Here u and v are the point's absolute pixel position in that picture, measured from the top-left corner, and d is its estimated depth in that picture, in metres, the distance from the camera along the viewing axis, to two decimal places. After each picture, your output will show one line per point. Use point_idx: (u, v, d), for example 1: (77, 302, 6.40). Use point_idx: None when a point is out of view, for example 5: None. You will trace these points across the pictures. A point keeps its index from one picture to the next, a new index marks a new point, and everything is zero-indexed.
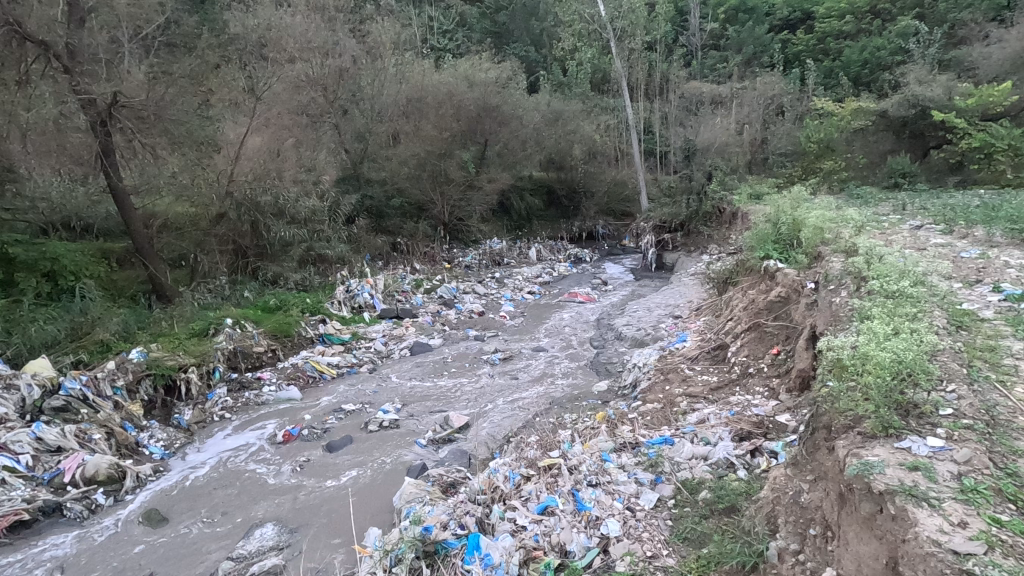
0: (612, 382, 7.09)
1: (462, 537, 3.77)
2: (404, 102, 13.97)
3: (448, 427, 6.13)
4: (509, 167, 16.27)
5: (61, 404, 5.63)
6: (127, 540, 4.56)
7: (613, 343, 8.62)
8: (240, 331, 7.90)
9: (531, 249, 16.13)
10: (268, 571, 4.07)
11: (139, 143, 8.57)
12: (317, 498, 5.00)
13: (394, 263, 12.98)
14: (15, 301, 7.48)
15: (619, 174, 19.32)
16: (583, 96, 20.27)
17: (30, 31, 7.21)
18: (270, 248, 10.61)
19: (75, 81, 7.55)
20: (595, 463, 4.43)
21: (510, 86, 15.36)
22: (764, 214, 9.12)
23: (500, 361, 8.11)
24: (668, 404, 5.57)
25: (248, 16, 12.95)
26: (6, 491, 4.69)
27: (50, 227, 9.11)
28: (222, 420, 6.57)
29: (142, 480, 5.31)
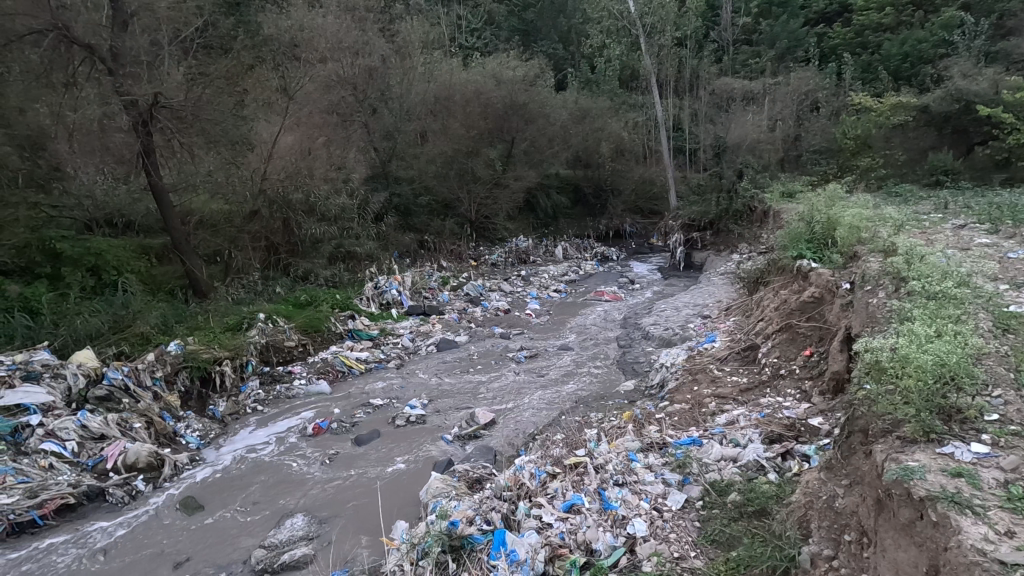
0: (639, 382, 7.03)
1: (487, 533, 3.79)
2: (432, 100, 14.27)
3: (474, 423, 6.17)
4: (536, 164, 16.26)
5: (105, 393, 5.85)
6: (165, 526, 4.72)
7: (640, 342, 8.53)
8: (272, 325, 8.10)
9: (557, 248, 16.08)
10: (298, 560, 4.16)
11: (178, 142, 8.73)
12: (346, 491, 5.09)
13: (421, 261, 13.09)
14: (62, 294, 7.81)
15: (647, 172, 19.13)
16: (611, 94, 20.14)
17: (77, 35, 7.45)
18: (301, 245, 10.83)
19: (119, 83, 7.69)
20: (622, 462, 4.41)
21: (537, 83, 15.38)
22: (798, 212, 8.91)
23: (526, 359, 8.11)
24: (696, 404, 5.49)
25: (282, 17, 13.20)
26: (53, 476, 4.92)
27: (93, 224, 9.46)
28: (255, 411, 6.75)
29: (179, 469, 5.49)
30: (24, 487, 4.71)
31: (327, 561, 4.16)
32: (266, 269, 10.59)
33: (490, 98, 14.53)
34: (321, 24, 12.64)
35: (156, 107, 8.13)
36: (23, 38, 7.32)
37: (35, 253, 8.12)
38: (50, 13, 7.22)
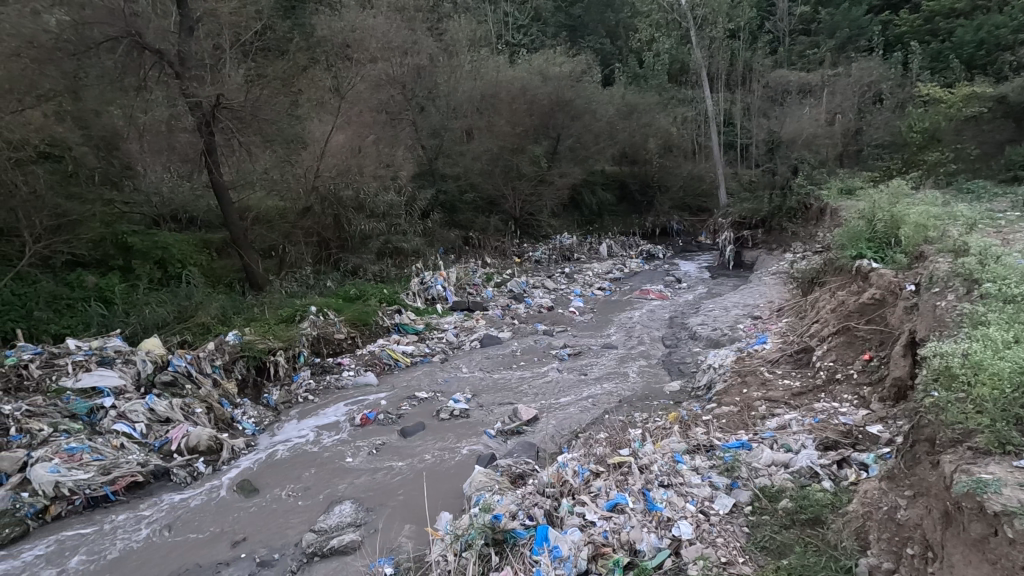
0: (685, 383, 6.89)
1: (530, 528, 3.80)
2: (479, 98, 14.19)
3: (516, 419, 6.20)
4: (581, 161, 16.20)
5: (170, 379, 6.21)
6: (223, 506, 4.96)
7: (687, 343, 8.36)
8: (323, 318, 8.37)
9: (602, 245, 15.92)
10: (346, 546, 4.30)
11: (237, 141, 9.09)
12: (393, 480, 5.22)
13: (466, 257, 13.24)
14: (132, 285, 8.32)
15: (696, 169, 18.74)
16: (660, 88, 19.81)
17: (148, 41, 7.82)
18: (351, 241, 11.13)
19: (185, 85, 8.09)
20: (668, 463, 4.34)
21: (583, 79, 15.29)
22: (858, 209, 8.51)
23: (569, 357, 8.07)
24: (746, 407, 5.34)
25: (335, 19, 13.37)
26: (123, 454, 5.25)
27: (160, 219, 10.04)
28: (306, 400, 7.00)
29: (236, 453, 5.76)
30: (98, 465, 5.03)
31: (373, 548, 4.28)
32: (318, 264, 10.94)
33: (536, 95, 14.50)
34: (372, 23, 12.64)
35: (218, 108, 8.50)
36: (100, 45, 7.67)
37: (109, 246, 8.72)
38: (123, 21, 7.57)
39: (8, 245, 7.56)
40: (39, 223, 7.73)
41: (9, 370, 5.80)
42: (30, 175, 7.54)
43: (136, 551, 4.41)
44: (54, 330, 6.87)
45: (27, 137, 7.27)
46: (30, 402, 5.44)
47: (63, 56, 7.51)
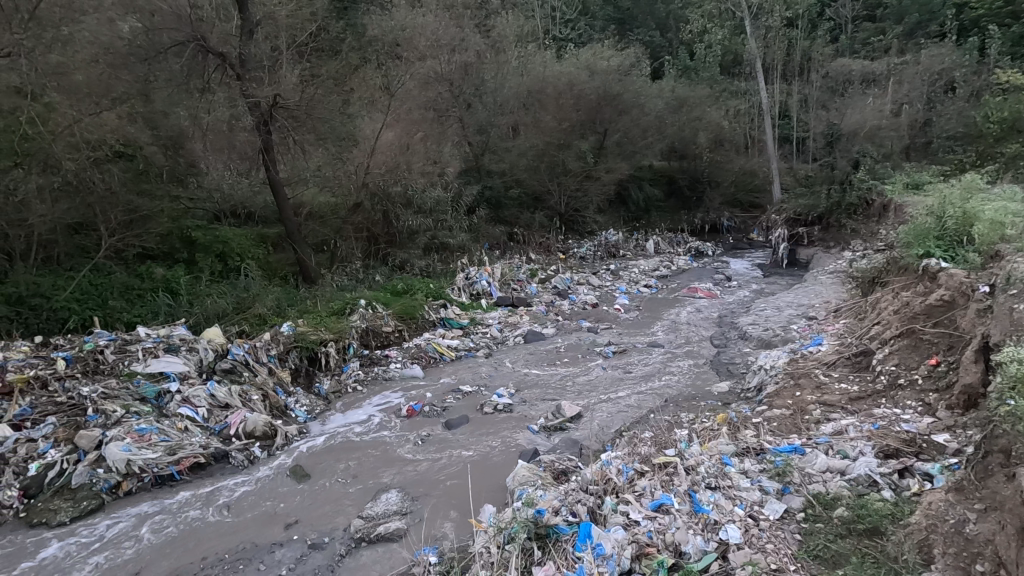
0: (734, 384, 6.70)
1: (574, 525, 3.80)
2: (525, 93, 14.20)
3: (560, 415, 6.18)
4: (628, 156, 15.98)
5: (229, 366, 6.54)
6: (278, 490, 5.18)
7: (737, 342, 8.12)
8: (372, 311, 8.60)
9: (649, 242, 15.65)
10: (393, 533, 4.42)
11: (293, 139, 9.43)
12: (439, 471, 5.32)
13: (510, 253, 13.29)
14: (195, 277, 8.78)
15: (749, 164, 18.23)
16: (712, 81, 19.32)
17: (212, 45, 8.23)
18: (399, 236, 11.37)
19: (246, 86, 8.48)
20: (715, 466, 4.24)
21: (632, 73, 15.07)
22: (926, 205, 8.05)
23: (614, 355, 8.00)
24: (799, 411, 5.14)
25: (386, 18, 13.65)
26: (188, 437, 5.57)
27: (221, 215, 10.55)
28: (355, 390, 7.21)
29: (290, 439, 6.00)
30: (165, 446, 5.35)
31: (418, 538, 4.38)
32: (367, 259, 11.23)
33: (584, 90, 14.38)
34: (421, 23, 12.81)
35: (275, 107, 8.87)
36: (168, 49, 8.13)
37: (176, 240, 9.26)
38: (190, 26, 7.99)
39: (86, 239, 8.26)
40: (114, 219, 8.38)
41: (87, 355, 6.23)
42: (106, 173, 8.19)
43: (199, 528, 4.66)
44: (127, 318, 7.34)
45: (104, 137, 7.90)
46: (105, 385, 5.83)
47: (136, 61, 8.06)
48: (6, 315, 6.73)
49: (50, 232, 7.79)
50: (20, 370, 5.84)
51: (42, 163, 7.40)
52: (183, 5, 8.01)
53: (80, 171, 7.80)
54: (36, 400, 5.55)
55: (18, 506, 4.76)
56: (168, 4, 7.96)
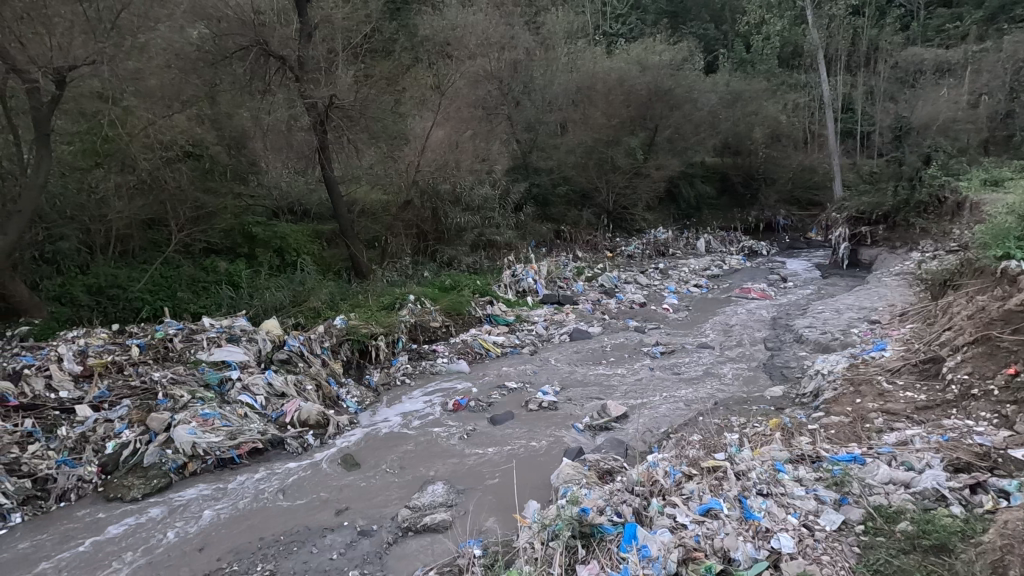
0: (788, 389, 6.44)
1: (618, 525, 3.77)
2: (574, 90, 14.11)
3: (606, 415, 6.13)
4: (679, 152, 15.62)
5: (285, 357, 6.83)
6: (329, 477, 5.35)
7: (792, 345, 7.82)
8: (420, 306, 8.76)
9: (699, 240, 15.28)
10: (438, 524, 4.50)
11: (347, 139, 9.70)
12: (484, 465, 5.38)
13: (557, 250, 13.27)
14: (255, 271, 9.18)
15: (808, 159, 17.47)
16: (769, 74, 18.64)
17: (273, 48, 8.58)
18: (447, 233, 11.52)
19: (303, 87, 8.77)
20: (768, 472, 4.11)
21: (684, 67, 14.76)
22: (1006, 203, 7.53)
23: (661, 355, 7.86)
24: (859, 419, 4.90)
25: (437, 18, 13.83)
26: (246, 422, 5.85)
27: (279, 211, 11.00)
28: (403, 383, 7.38)
29: (341, 429, 6.21)
30: (226, 430, 5.64)
31: (462, 531, 4.46)
32: (416, 255, 11.43)
33: (635, 86, 14.14)
34: (472, 22, 13.06)
35: (331, 107, 9.13)
36: (233, 54, 8.60)
37: (237, 236, 9.72)
38: (253, 31, 8.39)
39: (158, 234, 8.94)
40: (183, 214, 9.04)
41: (157, 343, 6.66)
42: (177, 172, 8.80)
43: (256, 510, 4.88)
44: (193, 309, 7.78)
45: (174, 138, 8.56)
46: (173, 370, 6.22)
47: (204, 65, 8.50)
48: (88, 303, 7.32)
49: (126, 227, 8.55)
50: (99, 355, 6.30)
51: (120, 163, 8.23)
52: (246, 11, 8.49)
53: (153, 170, 8.48)
54: (112, 383, 5.97)
55: (96, 481, 5.14)
56: (233, 10, 8.38)
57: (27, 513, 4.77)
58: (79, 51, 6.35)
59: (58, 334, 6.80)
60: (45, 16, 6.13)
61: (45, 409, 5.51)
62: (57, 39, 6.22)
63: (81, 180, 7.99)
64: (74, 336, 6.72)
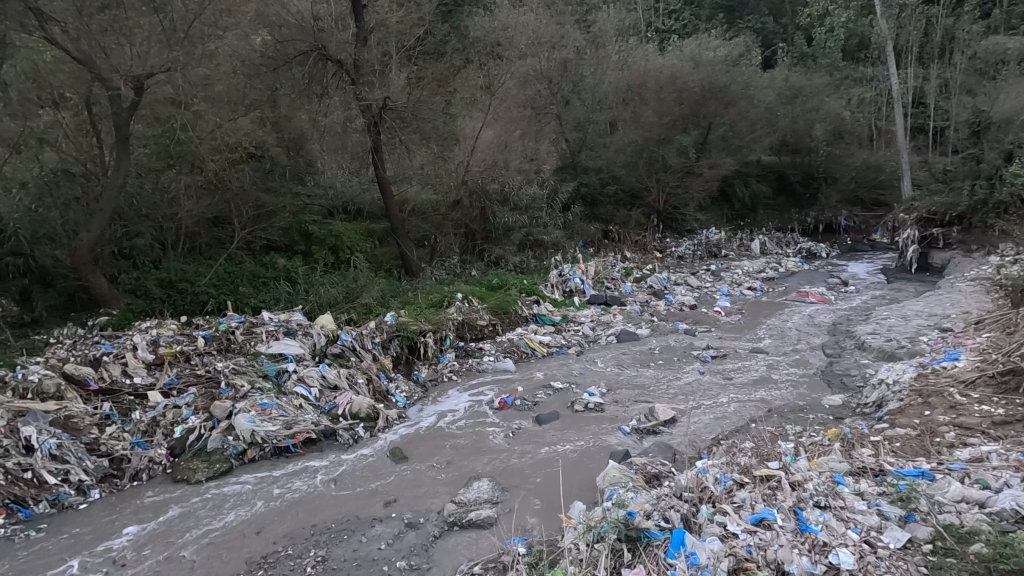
0: (848, 398, 6.14)
1: (666, 530, 3.69)
2: (625, 88, 13.93)
3: (653, 418, 6.02)
4: (734, 151, 15.15)
5: (339, 350, 7.08)
6: (378, 469, 5.50)
7: (853, 352, 7.47)
8: (468, 305, 8.85)
9: (754, 242, 14.79)
10: (483, 521, 4.55)
11: (399, 139, 9.94)
12: (531, 464, 5.39)
13: (605, 251, 13.15)
14: (311, 267, 9.54)
15: (874, 157, 16.58)
16: (832, 67, 17.81)
17: (331, 53, 8.95)
18: (495, 232, 11.65)
19: (359, 90, 9.06)
20: (826, 484, 3.95)
21: (740, 63, 14.32)
22: None
23: (712, 359, 7.64)
24: (927, 432, 4.63)
25: (488, 19, 13.92)
26: (302, 413, 6.09)
27: (332, 211, 11.13)
28: (450, 380, 7.49)
29: (390, 423, 6.37)
30: (282, 420, 5.88)
31: (507, 528, 4.49)
32: (464, 254, 11.59)
33: (688, 83, 13.81)
34: (523, 22, 13.01)
35: (385, 109, 9.41)
36: (294, 59, 8.98)
37: (295, 234, 10.12)
38: (312, 37, 8.74)
39: (223, 232, 9.41)
40: (245, 213, 9.47)
41: (221, 335, 7.03)
42: (241, 172, 9.24)
43: (309, 497, 5.08)
44: (254, 303, 8.16)
45: (239, 140, 8.82)
46: (235, 361, 6.54)
47: (267, 71, 8.87)
48: (160, 296, 7.83)
49: (194, 225, 9.03)
50: (169, 344, 6.71)
51: (190, 164, 8.72)
52: (307, 18, 8.66)
53: (220, 170, 8.94)
54: (181, 371, 6.36)
55: (165, 462, 5.47)
56: (294, 17, 8.62)
57: (104, 490, 5.14)
58: (154, 59, 6.84)
59: (134, 324, 7.31)
60: (126, 26, 6.64)
61: (121, 394, 5.93)
62: (136, 49, 6.76)
63: (156, 181, 8.53)
64: (147, 326, 7.21)
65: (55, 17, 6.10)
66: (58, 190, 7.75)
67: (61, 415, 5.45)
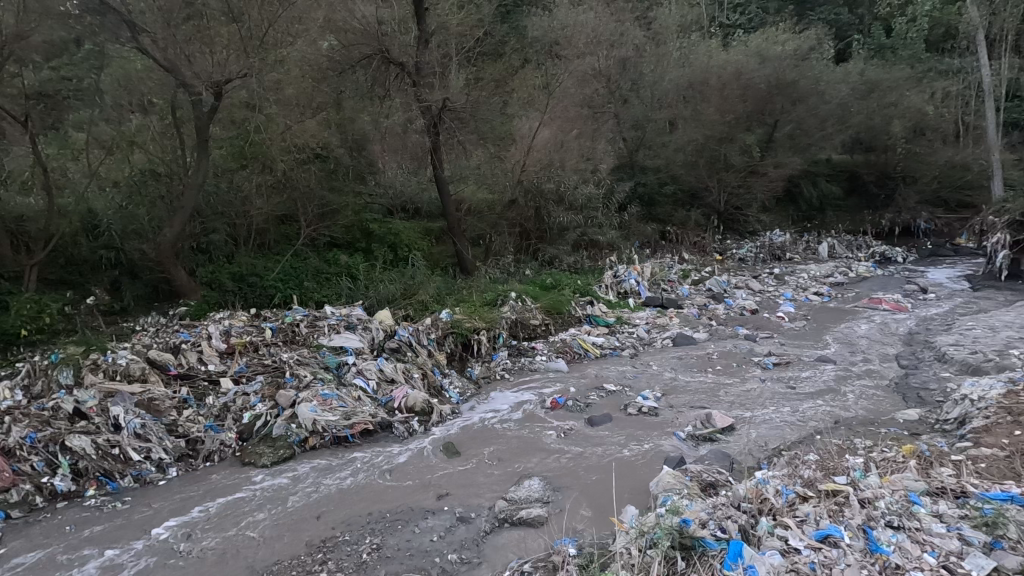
0: (926, 414, 5.74)
1: (722, 540, 3.59)
2: (686, 85, 13.57)
3: (710, 425, 5.83)
4: (802, 149, 14.47)
5: (396, 345, 7.28)
6: (431, 462, 5.61)
7: (932, 364, 6.98)
8: (521, 304, 8.88)
9: (821, 245, 14.08)
10: (532, 520, 4.56)
11: (457, 140, 10.13)
12: (582, 465, 5.36)
13: (662, 252, 12.88)
14: (371, 264, 9.85)
15: (959, 155, 15.40)
16: (913, 59, 16.66)
17: (394, 56, 9.23)
18: (550, 232, 11.68)
19: (420, 92, 9.28)
20: (900, 503, 3.73)
21: (811, 57, 13.64)
22: None
23: (774, 367, 7.33)
24: (1018, 454, 4.28)
25: (547, 18, 13.90)
26: (360, 405, 6.29)
27: (393, 209, 11.48)
28: (503, 378, 7.55)
29: (443, 418, 6.48)
30: (342, 410, 6.11)
31: (557, 528, 4.48)
32: (518, 253, 11.63)
33: (753, 79, 13.28)
34: (582, 21, 12.91)
35: (444, 110, 9.59)
36: (359, 62, 9.29)
37: (357, 232, 10.46)
38: (376, 41, 9.00)
39: (290, 228, 9.88)
40: (310, 211, 9.91)
41: (287, 327, 7.39)
42: (308, 172, 9.66)
43: (366, 486, 5.25)
44: (317, 297, 8.52)
45: (307, 141, 9.22)
46: (299, 352, 6.86)
47: (332, 75, 9.23)
48: (232, 288, 8.26)
49: (264, 222, 9.54)
50: (240, 335, 7.11)
51: (262, 164, 9.19)
52: (371, 22, 8.87)
53: (288, 170, 9.37)
54: (249, 360, 6.72)
55: (234, 446, 5.80)
56: (360, 22, 8.90)
57: (180, 468, 5.51)
58: (233, 65, 7.20)
59: (209, 314, 7.80)
60: (207, 36, 7.06)
61: (197, 379, 6.35)
62: (216, 56, 7.11)
63: (231, 180, 9.07)
64: (220, 316, 7.67)
65: (146, 29, 6.64)
66: (146, 189, 8.36)
67: (144, 397, 5.87)
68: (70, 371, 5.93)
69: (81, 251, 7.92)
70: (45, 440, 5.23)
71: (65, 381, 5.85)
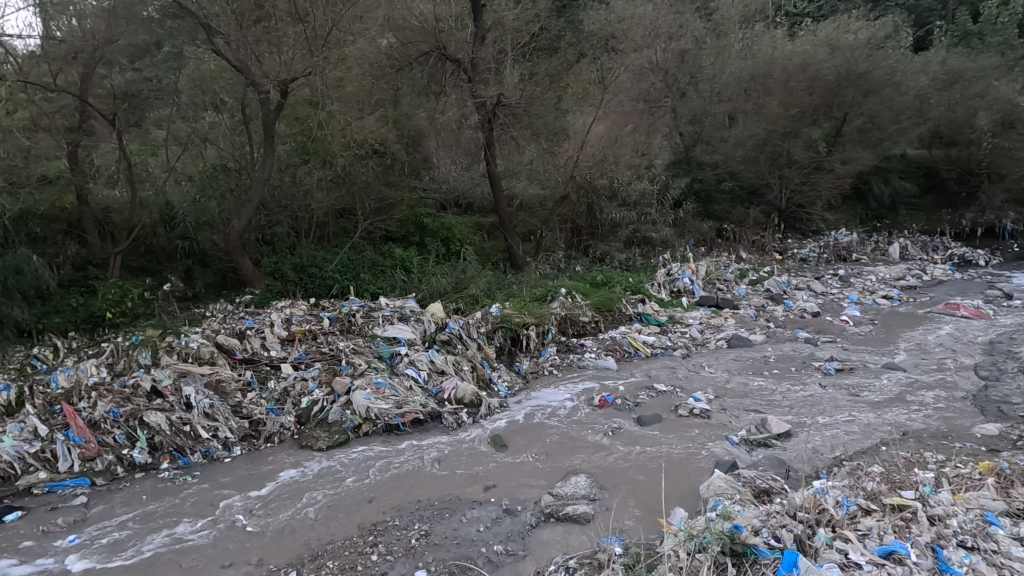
0: (1008, 429, 5.34)
1: (776, 550, 3.47)
2: (748, 78, 13.10)
3: (765, 430, 5.62)
4: (873, 144, 13.68)
5: (447, 338, 7.41)
6: (479, 454, 5.68)
7: (1016, 377, 6.48)
8: (571, 300, 8.85)
9: (892, 245, 13.29)
10: (579, 516, 4.55)
11: (511, 135, 10.25)
12: (631, 464, 5.29)
13: (717, 250, 12.50)
14: (424, 258, 10.04)
15: None
16: (1005, 46, 15.36)
17: (450, 52, 9.42)
18: (602, 228, 11.58)
19: (475, 88, 9.44)
20: (975, 523, 3.54)
21: (886, 45, 12.85)
22: None
23: (836, 373, 6.98)
24: None
25: (604, 12, 13.76)
26: (411, 394, 6.45)
27: (446, 204, 11.65)
28: (551, 374, 7.56)
29: (492, 410, 6.54)
30: (394, 399, 6.28)
31: (604, 526, 4.46)
32: (569, 249, 11.58)
33: (821, 70, 12.62)
34: (640, 13, 12.96)
35: (498, 106, 9.71)
36: (417, 59, 9.56)
37: (410, 226, 10.70)
38: (434, 38, 9.26)
39: (348, 222, 10.22)
40: (367, 206, 10.20)
41: (343, 316, 7.67)
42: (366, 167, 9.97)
43: (417, 473, 5.38)
44: (372, 289, 8.78)
45: (366, 137, 9.49)
46: (354, 342, 7.11)
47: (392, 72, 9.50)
48: (293, 279, 8.70)
49: (324, 216, 9.89)
50: (300, 323, 7.44)
51: (323, 159, 9.53)
52: (429, 19, 9.11)
53: (347, 165, 9.70)
54: (308, 348, 7.02)
55: (293, 429, 6.08)
56: (418, 20, 9.09)
57: (244, 448, 5.81)
58: (298, 64, 7.45)
59: (272, 303, 8.20)
60: (274, 36, 7.38)
61: (260, 364, 6.70)
62: (283, 56, 7.42)
63: (294, 175, 9.47)
64: (282, 305, 8.04)
65: (220, 31, 7.05)
66: (217, 182, 8.91)
67: (213, 378, 6.25)
68: (149, 351, 6.36)
69: (159, 240, 8.48)
70: (127, 415, 5.67)
71: (144, 360, 6.27)
